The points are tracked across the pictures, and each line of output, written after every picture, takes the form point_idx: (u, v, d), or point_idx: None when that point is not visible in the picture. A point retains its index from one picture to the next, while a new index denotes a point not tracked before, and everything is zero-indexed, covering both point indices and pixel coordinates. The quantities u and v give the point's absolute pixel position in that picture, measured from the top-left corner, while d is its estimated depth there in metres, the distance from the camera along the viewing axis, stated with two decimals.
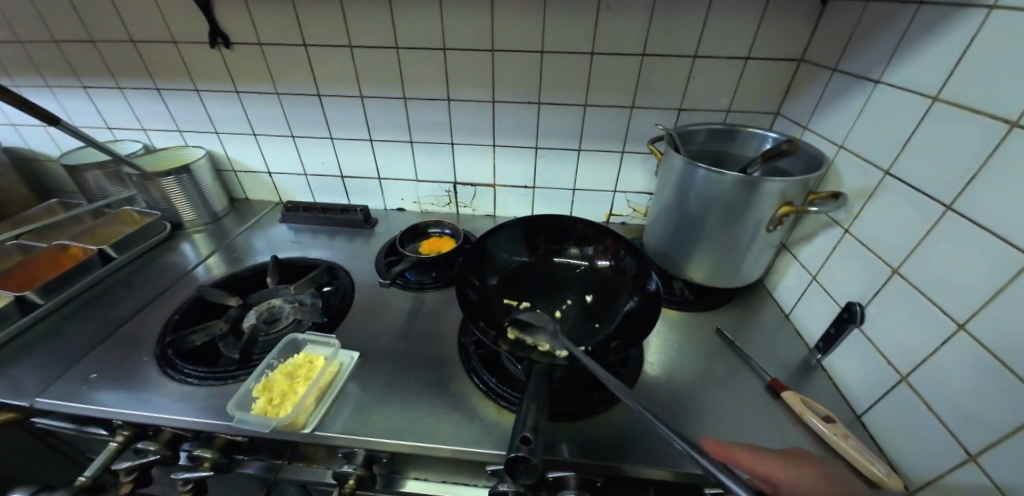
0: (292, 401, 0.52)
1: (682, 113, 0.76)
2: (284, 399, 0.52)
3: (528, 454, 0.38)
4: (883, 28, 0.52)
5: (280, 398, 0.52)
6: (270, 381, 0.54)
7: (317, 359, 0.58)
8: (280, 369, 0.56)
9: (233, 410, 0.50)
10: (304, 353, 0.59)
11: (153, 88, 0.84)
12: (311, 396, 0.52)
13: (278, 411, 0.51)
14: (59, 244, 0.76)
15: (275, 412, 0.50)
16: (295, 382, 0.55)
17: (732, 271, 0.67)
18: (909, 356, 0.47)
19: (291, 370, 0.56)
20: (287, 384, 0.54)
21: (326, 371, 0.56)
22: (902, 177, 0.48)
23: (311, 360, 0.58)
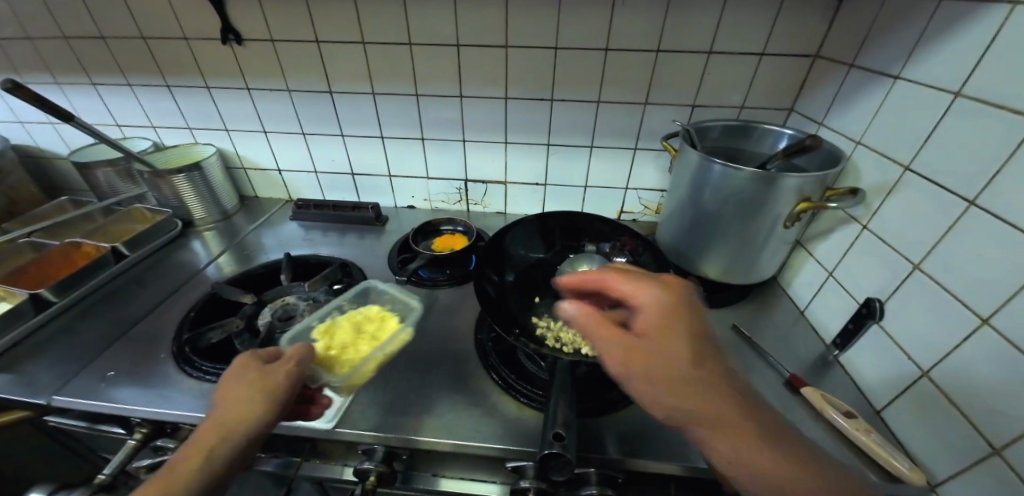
0: (353, 357, 0.53)
1: (696, 109, 0.76)
2: (341, 353, 0.54)
3: (562, 450, 0.39)
4: (903, 24, 0.52)
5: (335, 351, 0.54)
6: (340, 331, 0.57)
7: (387, 324, 0.60)
8: (352, 322, 0.58)
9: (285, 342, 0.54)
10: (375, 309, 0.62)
11: (163, 85, 0.84)
12: (371, 362, 0.53)
13: (331, 364, 0.52)
14: (71, 242, 0.77)
15: (331, 363, 0.52)
16: (359, 337, 0.57)
17: (747, 267, 0.67)
18: (930, 351, 0.47)
19: (358, 323, 0.59)
20: (354, 339, 0.56)
21: (393, 338, 0.57)
22: (924, 172, 0.48)
23: (381, 323, 0.60)
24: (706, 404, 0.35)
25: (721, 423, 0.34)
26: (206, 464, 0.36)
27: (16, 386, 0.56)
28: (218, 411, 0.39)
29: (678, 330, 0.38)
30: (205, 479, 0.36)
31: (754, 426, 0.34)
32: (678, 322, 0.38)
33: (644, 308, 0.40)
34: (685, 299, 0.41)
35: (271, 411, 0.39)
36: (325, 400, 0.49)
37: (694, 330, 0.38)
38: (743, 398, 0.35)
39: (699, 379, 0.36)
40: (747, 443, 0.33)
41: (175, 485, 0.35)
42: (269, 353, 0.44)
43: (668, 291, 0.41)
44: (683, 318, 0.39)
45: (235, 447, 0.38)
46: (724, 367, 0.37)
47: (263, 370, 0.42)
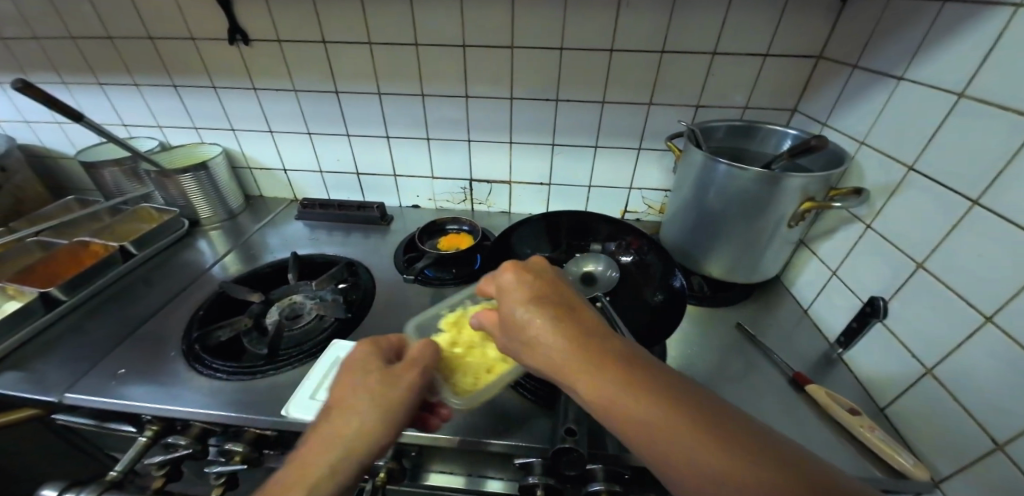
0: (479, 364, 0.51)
1: (700, 109, 0.76)
2: (468, 356, 0.52)
3: (574, 445, 0.42)
4: (906, 26, 0.52)
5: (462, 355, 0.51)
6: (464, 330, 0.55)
7: None
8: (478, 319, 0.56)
9: (410, 331, 0.55)
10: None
11: (170, 84, 0.84)
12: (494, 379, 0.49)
13: (453, 370, 0.50)
14: (80, 240, 0.77)
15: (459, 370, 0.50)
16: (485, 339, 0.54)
17: (751, 267, 0.67)
18: (934, 348, 0.47)
19: None
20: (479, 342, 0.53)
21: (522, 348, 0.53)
22: (927, 172, 0.49)
23: None
24: (567, 367, 0.34)
25: (581, 384, 0.33)
26: (332, 467, 0.34)
27: (27, 384, 0.56)
28: (341, 410, 0.37)
29: (534, 317, 0.38)
30: (332, 487, 0.33)
31: (617, 376, 0.32)
32: (533, 306, 0.38)
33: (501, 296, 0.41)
34: (544, 273, 0.42)
35: (396, 415, 0.38)
36: (444, 412, 0.48)
37: (541, 299, 0.39)
38: (607, 349, 0.34)
39: (552, 346, 0.35)
40: (614, 397, 0.31)
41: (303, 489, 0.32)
42: (391, 355, 0.44)
43: (520, 271, 0.42)
44: (533, 291, 0.40)
45: (365, 454, 0.36)
46: (585, 324, 0.36)
47: (388, 371, 0.40)
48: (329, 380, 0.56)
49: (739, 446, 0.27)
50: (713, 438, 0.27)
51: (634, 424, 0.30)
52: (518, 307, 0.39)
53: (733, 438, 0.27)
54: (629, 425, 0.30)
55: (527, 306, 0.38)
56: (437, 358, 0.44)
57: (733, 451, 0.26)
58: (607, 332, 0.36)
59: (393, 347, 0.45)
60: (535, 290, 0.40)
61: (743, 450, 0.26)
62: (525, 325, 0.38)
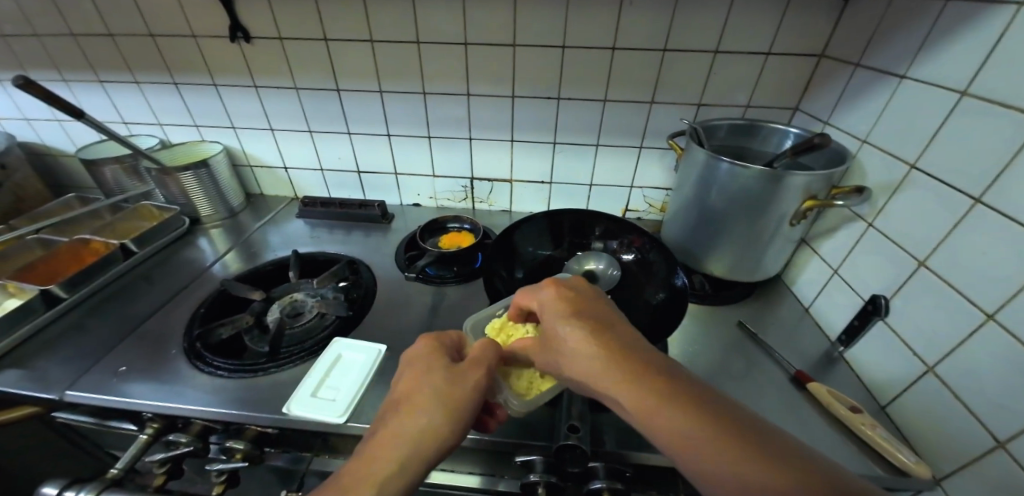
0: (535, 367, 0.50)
1: (702, 108, 0.76)
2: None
3: (578, 442, 0.44)
4: (909, 24, 0.52)
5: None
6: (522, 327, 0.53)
7: None
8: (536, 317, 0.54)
9: (467, 329, 0.55)
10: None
11: (170, 82, 0.84)
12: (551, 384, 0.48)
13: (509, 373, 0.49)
14: (80, 238, 0.77)
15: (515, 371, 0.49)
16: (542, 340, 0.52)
17: (753, 265, 0.67)
18: (936, 346, 0.47)
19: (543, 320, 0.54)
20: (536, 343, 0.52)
21: None
22: (929, 171, 0.49)
23: None
24: (604, 378, 0.36)
25: (617, 391, 0.35)
26: (400, 464, 0.34)
27: (28, 381, 0.56)
28: (410, 406, 0.38)
29: (570, 327, 0.40)
30: (399, 486, 0.34)
31: (649, 383, 0.34)
32: (569, 315, 0.41)
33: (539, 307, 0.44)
34: (584, 290, 0.45)
35: (461, 417, 0.38)
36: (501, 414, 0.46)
37: (582, 313, 0.41)
38: (649, 366, 0.36)
39: (591, 356, 0.38)
40: (655, 408, 0.33)
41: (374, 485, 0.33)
42: (457, 352, 0.44)
43: (557, 285, 0.45)
44: (569, 302, 0.43)
45: (431, 456, 0.36)
46: (617, 336, 0.39)
47: (454, 369, 0.41)
48: (331, 378, 0.56)
49: (780, 462, 0.28)
50: (754, 453, 0.29)
51: (672, 433, 0.32)
52: (555, 316, 0.42)
53: (765, 448, 0.29)
54: (665, 433, 0.32)
55: (564, 316, 0.41)
56: (496, 355, 0.44)
57: (772, 467, 0.28)
58: (649, 350, 0.38)
59: (456, 343, 0.45)
60: (573, 302, 0.43)
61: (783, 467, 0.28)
62: (561, 333, 0.41)
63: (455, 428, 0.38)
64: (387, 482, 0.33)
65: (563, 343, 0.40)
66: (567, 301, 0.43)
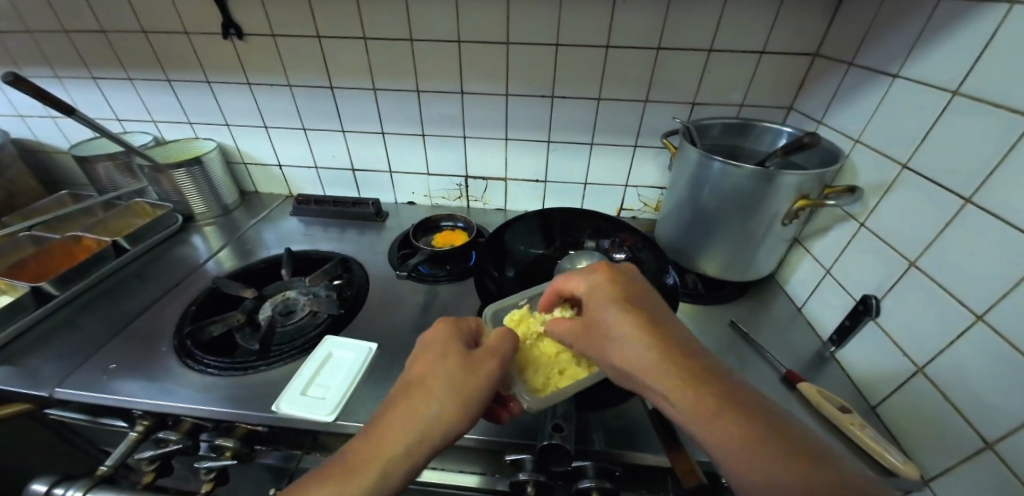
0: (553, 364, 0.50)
1: (696, 107, 0.76)
2: (543, 353, 0.51)
3: (561, 441, 0.44)
4: (902, 23, 0.52)
5: (536, 349, 0.50)
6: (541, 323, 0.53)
7: None
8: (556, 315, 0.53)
9: (486, 318, 0.55)
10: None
11: (164, 79, 0.84)
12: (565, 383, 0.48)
13: (525, 368, 0.49)
14: (73, 235, 0.77)
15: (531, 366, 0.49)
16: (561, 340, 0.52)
17: (745, 264, 0.67)
18: (925, 346, 0.47)
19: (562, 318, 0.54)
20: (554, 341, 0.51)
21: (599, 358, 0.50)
22: (920, 171, 0.49)
23: None
24: (653, 365, 0.38)
25: (664, 383, 0.37)
26: (408, 447, 0.35)
27: (18, 379, 0.56)
28: (422, 389, 0.38)
29: (617, 314, 0.42)
30: (402, 469, 0.35)
31: (699, 381, 0.36)
32: (617, 304, 0.43)
33: (586, 293, 0.46)
34: (634, 283, 0.46)
35: (473, 406, 0.38)
36: (512, 407, 0.47)
37: (632, 307, 0.42)
38: (698, 362, 0.37)
39: (638, 344, 0.40)
40: (702, 403, 0.35)
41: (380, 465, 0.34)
42: (470, 339, 0.44)
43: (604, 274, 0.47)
44: (618, 292, 0.44)
45: (436, 442, 0.36)
46: (666, 331, 0.40)
47: (469, 357, 0.41)
48: (321, 376, 0.55)
49: (824, 472, 0.29)
50: (797, 461, 0.30)
51: (717, 431, 0.33)
52: (603, 301, 0.44)
53: (810, 454, 0.31)
54: (711, 430, 0.34)
55: (612, 302, 0.43)
56: (513, 348, 0.44)
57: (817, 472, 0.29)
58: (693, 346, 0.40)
59: (471, 330, 0.45)
60: (622, 290, 0.44)
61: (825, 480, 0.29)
62: (607, 319, 0.42)
63: (464, 416, 0.38)
64: (392, 463, 0.35)
65: (608, 329, 0.42)
66: (615, 288, 0.44)
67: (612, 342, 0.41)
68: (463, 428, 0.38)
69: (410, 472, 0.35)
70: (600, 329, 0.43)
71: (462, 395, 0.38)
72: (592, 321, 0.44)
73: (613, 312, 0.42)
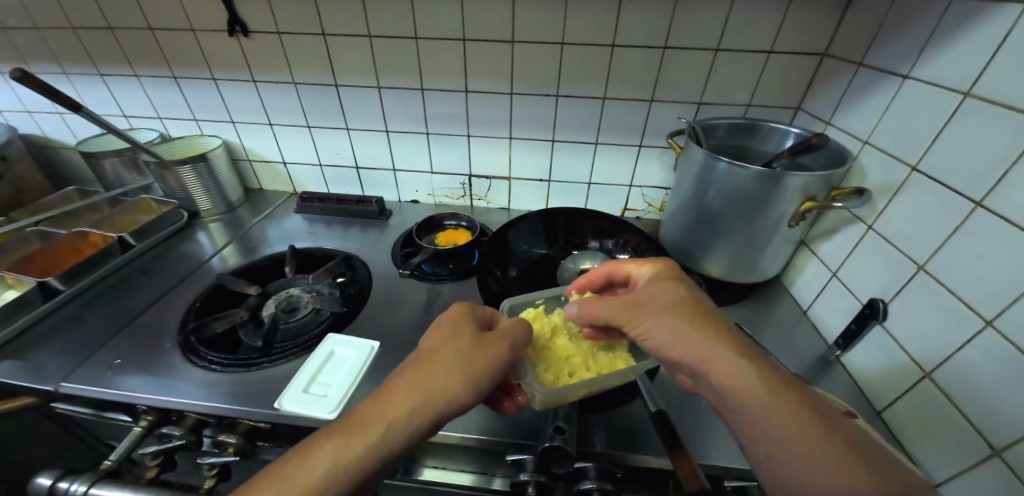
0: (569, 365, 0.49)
1: (702, 107, 0.76)
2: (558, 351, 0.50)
3: (562, 443, 0.44)
4: (913, 22, 0.51)
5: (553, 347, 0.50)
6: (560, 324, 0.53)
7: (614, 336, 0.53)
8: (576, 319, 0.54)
9: (503, 310, 0.55)
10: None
11: (170, 76, 0.84)
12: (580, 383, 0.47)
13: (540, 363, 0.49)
14: (79, 231, 0.78)
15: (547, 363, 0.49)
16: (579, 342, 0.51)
17: (750, 266, 0.67)
18: (932, 351, 0.47)
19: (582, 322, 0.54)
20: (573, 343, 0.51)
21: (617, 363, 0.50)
22: (931, 173, 0.48)
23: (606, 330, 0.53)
24: (723, 336, 0.39)
25: (734, 353, 0.38)
26: (407, 413, 0.36)
27: (23, 373, 0.57)
28: (430, 360, 0.39)
29: (683, 290, 0.44)
30: (399, 438, 0.35)
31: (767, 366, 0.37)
32: (683, 285, 0.45)
33: (647, 270, 0.48)
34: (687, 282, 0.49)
35: (475, 385, 0.38)
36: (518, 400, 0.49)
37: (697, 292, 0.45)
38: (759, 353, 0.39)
39: (707, 316, 0.41)
40: (773, 380, 0.36)
41: (379, 428, 0.35)
42: (483, 322, 0.45)
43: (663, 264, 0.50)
44: (679, 278, 0.47)
45: (435, 416, 0.37)
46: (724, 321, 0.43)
47: (479, 337, 0.41)
48: (323, 374, 0.56)
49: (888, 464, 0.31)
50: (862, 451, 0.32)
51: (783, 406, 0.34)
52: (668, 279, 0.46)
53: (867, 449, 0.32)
54: (778, 404, 0.34)
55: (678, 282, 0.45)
56: (527, 339, 0.44)
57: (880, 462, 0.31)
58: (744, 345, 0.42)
59: (485, 316, 0.46)
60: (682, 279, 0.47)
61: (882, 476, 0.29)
62: (669, 291, 0.44)
63: (465, 393, 0.38)
64: (391, 428, 0.35)
65: (670, 299, 0.43)
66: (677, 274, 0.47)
67: (675, 308, 0.42)
68: (462, 405, 0.38)
69: (405, 440, 0.35)
70: (661, 297, 0.43)
71: (467, 372, 0.38)
72: (654, 290, 0.45)
73: (680, 288, 0.44)
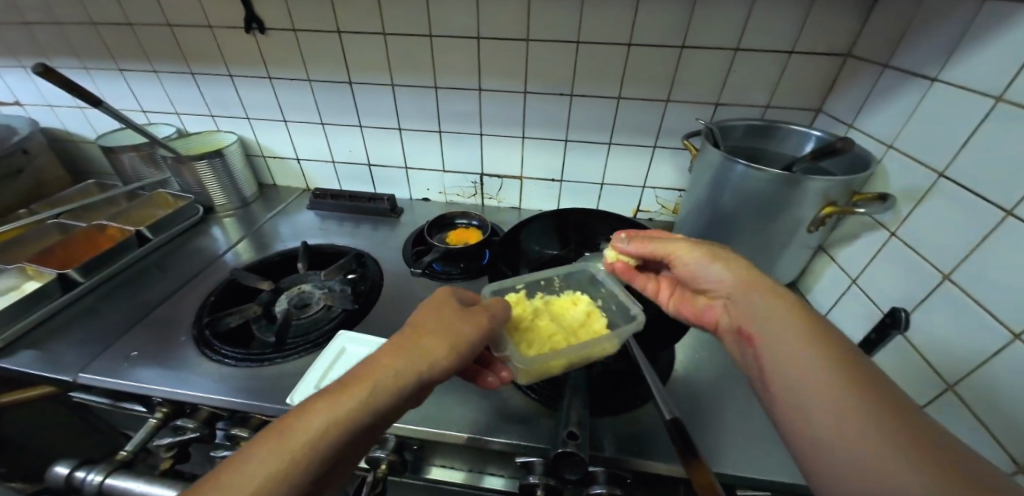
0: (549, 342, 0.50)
1: (719, 107, 0.74)
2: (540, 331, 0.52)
3: (576, 449, 0.42)
4: (942, 23, 0.49)
5: (535, 327, 0.52)
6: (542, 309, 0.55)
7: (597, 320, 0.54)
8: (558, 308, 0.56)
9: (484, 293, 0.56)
10: (580, 297, 0.58)
11: (187, 72, 0.85)
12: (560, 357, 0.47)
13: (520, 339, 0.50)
14: (97, 224, 0.80)
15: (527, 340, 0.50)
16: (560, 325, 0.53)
17: (765, 271, 0.66)
18: (955, 364, 0.45)
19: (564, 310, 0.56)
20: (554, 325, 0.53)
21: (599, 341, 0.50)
22: (958, 180, 0.46)
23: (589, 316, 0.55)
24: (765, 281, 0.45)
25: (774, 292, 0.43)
26: (397, 375, 0.35)
27: (42, 363, 0.58)
28: (419, 328, 0.39)
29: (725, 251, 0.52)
30: (386, 400, 0.35)
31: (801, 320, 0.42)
32: None
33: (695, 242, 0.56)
34: None
35: (462, 354, 0.39)
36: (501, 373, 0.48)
37: None
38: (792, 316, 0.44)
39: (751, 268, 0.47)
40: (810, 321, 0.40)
41: (365, 393, 0.34)
42: (466, 299, 0.45)
43: None
44: None
45: (421, 380, 0.37)
46: None
47: (464, 311, 0.42)
48: (334, 370, 0.56)
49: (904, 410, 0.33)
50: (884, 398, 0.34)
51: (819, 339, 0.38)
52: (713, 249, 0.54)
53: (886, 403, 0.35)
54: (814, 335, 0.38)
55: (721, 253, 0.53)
56: (505, 319, 0.45)
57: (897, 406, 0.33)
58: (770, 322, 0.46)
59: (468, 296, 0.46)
60: None
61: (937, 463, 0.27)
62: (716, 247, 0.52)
63: (453, 360, 0.38)
64: (380, 390, 0.34)
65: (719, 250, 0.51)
66: None
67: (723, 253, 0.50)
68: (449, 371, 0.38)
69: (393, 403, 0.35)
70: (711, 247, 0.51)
71: (454, 340, 0.39)
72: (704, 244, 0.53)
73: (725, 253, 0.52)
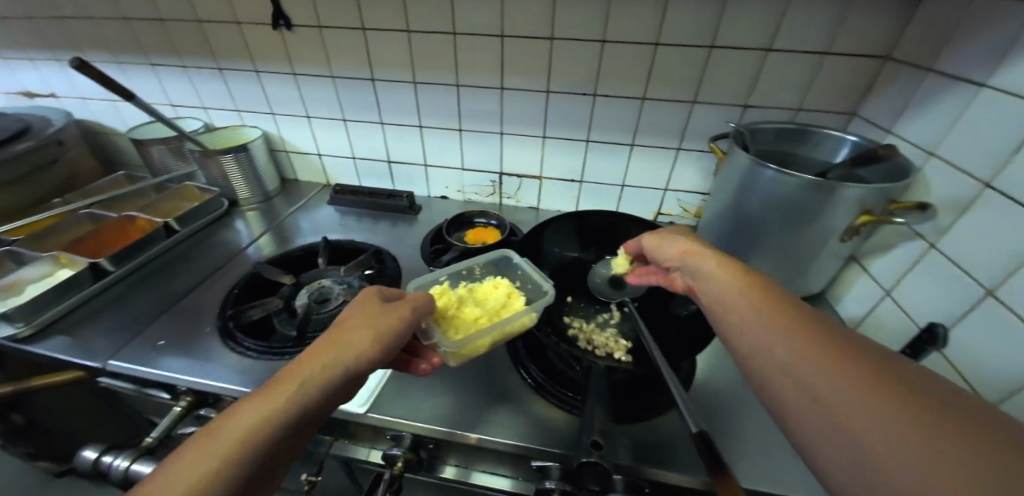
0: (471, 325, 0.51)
1: (748, 109, 0.72)
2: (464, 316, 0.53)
3: (598, 459, 0.41)
4: (993, 26, 0.47)
5: (458, 313, 0.52)
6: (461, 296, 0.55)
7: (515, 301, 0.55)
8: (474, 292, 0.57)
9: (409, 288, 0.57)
10: (501, 282, 0.59)
11: (215, 67, 0.87)
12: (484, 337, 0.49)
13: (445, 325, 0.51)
14: (128, 216, 0.81)
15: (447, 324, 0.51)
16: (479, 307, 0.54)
17: (792, 280, 0.64)
18: (998, 384, 0.43)
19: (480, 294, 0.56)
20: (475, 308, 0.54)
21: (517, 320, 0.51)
22: (1006, 191, 0.44)
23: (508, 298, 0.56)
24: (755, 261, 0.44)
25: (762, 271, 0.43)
26: (324, 371, 0.36)
27: (74, 349, 0.60)
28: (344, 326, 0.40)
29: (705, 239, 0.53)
30: (314, 394, 0.35)
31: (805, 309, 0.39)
32: None
33: None
34: None
35: (389, 347, 0.40)
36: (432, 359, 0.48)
37: None
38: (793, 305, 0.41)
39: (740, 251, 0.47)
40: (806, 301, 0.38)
41: (293, 388, 0.34)
42: (388, 295, 0.46)
43: None
44: None
45: (349, 373, 0.37)
46: None
47: (384, 307, 0.43)
48: None
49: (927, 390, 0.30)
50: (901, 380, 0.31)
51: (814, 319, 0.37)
52: None
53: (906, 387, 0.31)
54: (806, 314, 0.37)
55: None
56: (431, 310, 0.47)
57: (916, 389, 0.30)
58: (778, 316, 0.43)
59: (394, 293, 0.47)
60: None
61: (985, 447, 0.24)
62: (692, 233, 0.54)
63: (378, 353, 0.39)
64: (309, 385, 0.35)
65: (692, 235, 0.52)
66: None
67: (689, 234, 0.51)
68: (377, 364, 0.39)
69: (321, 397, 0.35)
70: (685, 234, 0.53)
71: (379, 334, 0.40)
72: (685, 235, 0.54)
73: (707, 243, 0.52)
